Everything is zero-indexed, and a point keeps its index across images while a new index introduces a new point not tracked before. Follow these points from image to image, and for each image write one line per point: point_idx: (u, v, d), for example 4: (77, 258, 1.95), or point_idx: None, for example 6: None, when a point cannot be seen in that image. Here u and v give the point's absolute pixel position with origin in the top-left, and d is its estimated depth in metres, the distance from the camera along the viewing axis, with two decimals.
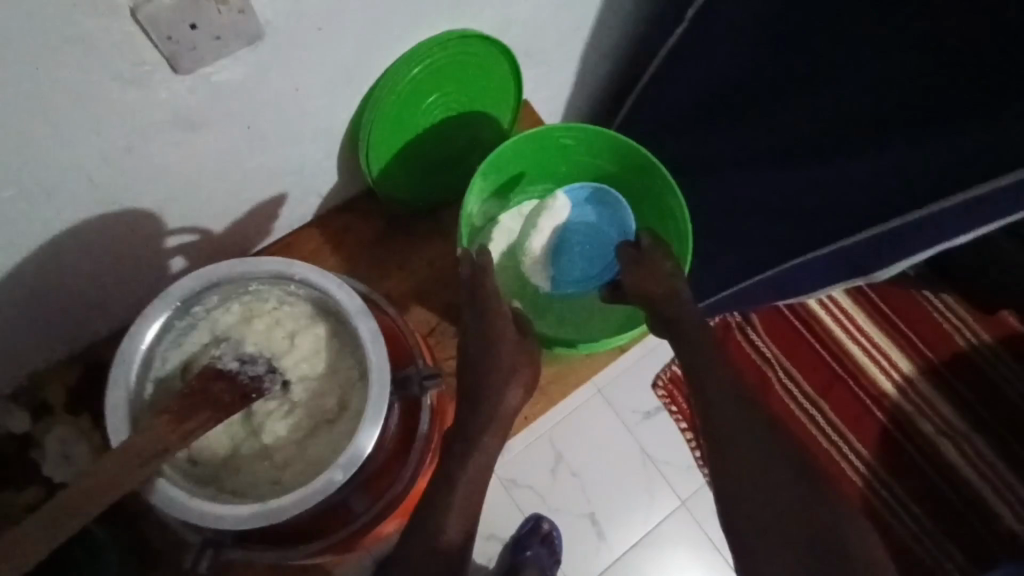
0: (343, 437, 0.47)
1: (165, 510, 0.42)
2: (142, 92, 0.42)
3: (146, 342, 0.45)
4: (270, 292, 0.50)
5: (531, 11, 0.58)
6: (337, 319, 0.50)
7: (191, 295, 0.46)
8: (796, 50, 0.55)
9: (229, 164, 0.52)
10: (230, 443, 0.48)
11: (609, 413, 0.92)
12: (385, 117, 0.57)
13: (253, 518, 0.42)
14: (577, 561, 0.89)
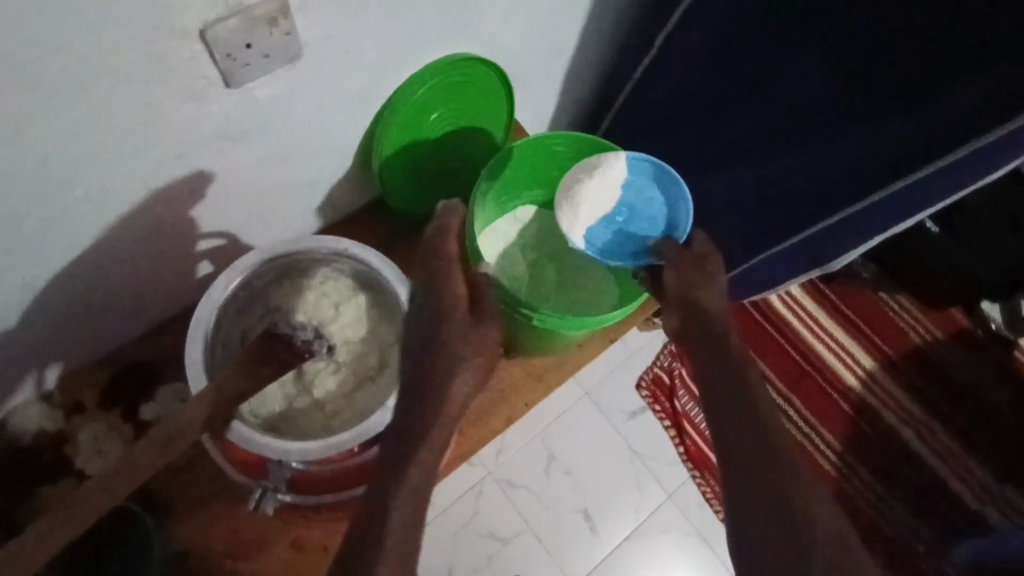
0: (383, 388, 0.70)
1: (242, 443, 0.61)
2: (199, 103, 0.59)
3: (218, 309, 0.66)
4: (318, 271, 0.72)
5: (514, 49, 0.86)
6: (373, 291, 0.73)
7: (254, 269, 0.68)
8: (748, 70, 0.89)
9: (255, 168, 0.71)
10: (288, 397, 0.70)
11: (598, 414, 1.37)
12: (399, 128, 0.82)
13: (316, 450, 0.62)
14: (579, 550, 1.29)
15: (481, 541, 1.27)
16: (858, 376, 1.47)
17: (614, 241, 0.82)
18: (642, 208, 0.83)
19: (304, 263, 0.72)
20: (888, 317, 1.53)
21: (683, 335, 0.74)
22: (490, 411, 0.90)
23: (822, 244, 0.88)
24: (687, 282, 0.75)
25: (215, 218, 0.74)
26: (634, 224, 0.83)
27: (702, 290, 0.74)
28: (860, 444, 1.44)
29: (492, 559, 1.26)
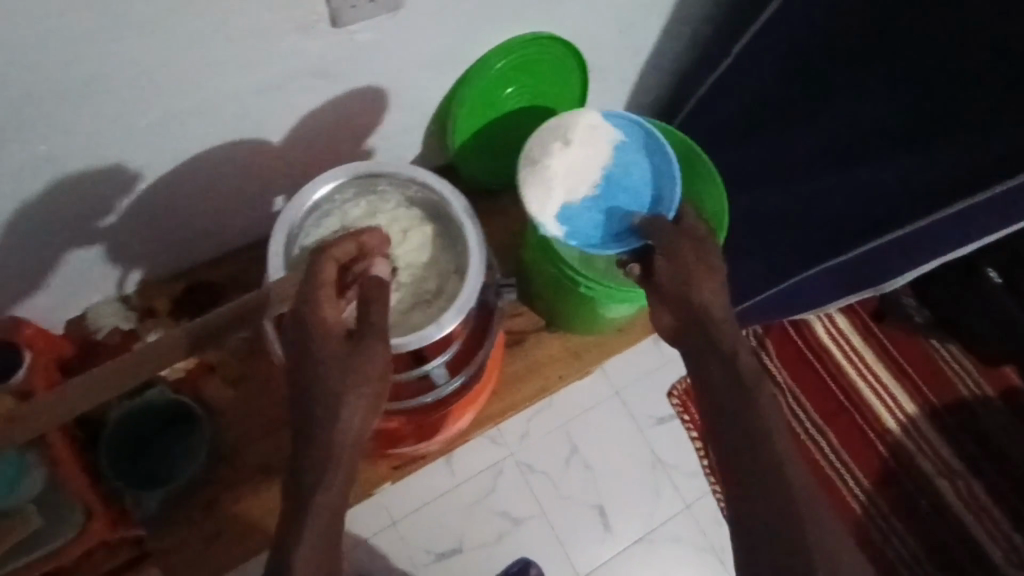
0: (435, 312, 0.72)
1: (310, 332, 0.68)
2: (305, 38, 0.65)
3: (299, 212, 0.70)
4: (392, 196, 0.76)
5: (595, 38, 0.90)
6: (440, 221, 0.76)
7: (335, 182, 0.72)
8: (821, 86, 0.90)
9: (342, 112, 0.77)
10: None
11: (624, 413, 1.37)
12: (475, 97, 0.86)
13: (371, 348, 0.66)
14: (589, 542, 1.29)
15: (493, 516, 1.28)
16: (898, 418, 1.44)
17: (594, 217, 0.79)
18: (628, 183, 0.80)
19: (380, 188, 0.75)
20: (936, 365, 1.49)
21: (688, 333, 0.68)
22: (524, 379, 0.94)
23: (871, 264, 0.87)
24: (684, 274, 0.67)
25: (298, 154, 0.80)
26: (617, 199, 0.80)
27: (704, 286, 0.66)
28: (890, 488, 1.40)
29: (501, 534, 1.27)
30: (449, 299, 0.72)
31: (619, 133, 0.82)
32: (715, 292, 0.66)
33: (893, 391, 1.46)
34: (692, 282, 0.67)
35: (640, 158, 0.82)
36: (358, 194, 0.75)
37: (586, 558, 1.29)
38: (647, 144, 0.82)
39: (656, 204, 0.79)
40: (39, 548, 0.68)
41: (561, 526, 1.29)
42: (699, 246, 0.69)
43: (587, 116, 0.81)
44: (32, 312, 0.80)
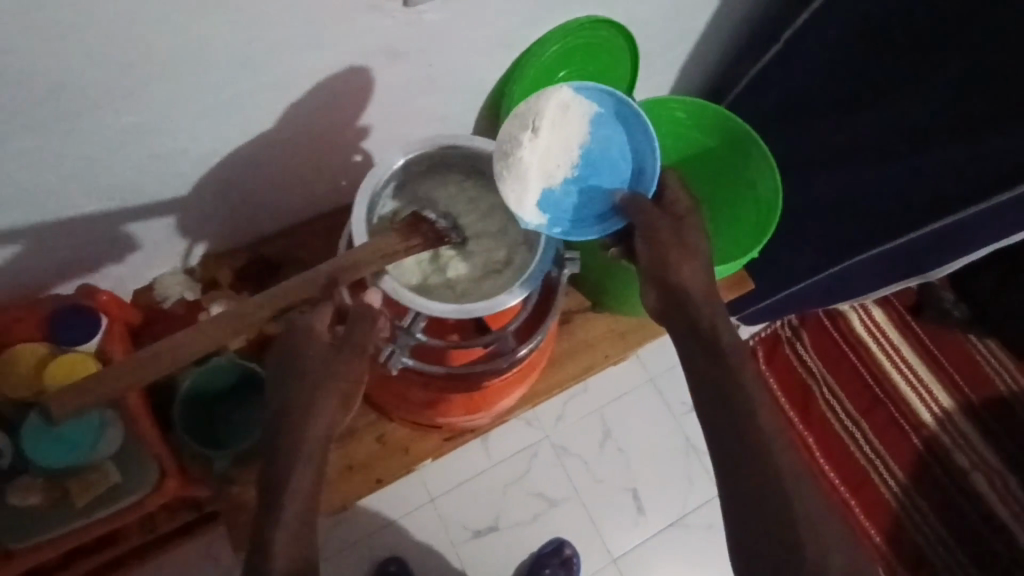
0: (508, 280, 0.74)
1: (392, 295, 0.68)
2: (379, 16, 0.67)
3: (379, 181, 0.72)
4: (462, 169, 0.78)
5: (651, 23, 0.91)
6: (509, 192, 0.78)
7: (412, 154, 0.74)
8: (875, 72, 0.90)
9: (407, 92, 0.79)
10: (420, 274, 0.74)
11: (657, 398, 1.38)
12: (530, 79, 0.88)
13: (455, 312, 0.68)
14: (624, 524, 1.31)
15: (529, 496, 1.29)
16: (934, 412, 1.42)
17: (574, 203, 0.75)
18: (604, 159, 0.76)
19: (451, 161, 0.77)
20: (971, 357, 1.47)
21: (665, 316, 0.71)
22: (572, 358, 0.96)
23: (925, 250, 0.88)
24: (660, 259, 0.71)
25: (361, 133, 0.83)
26: (595, 178, 0.75)
27: (680, 270, 0.70)
28: (925, 480, 1.39)
29: (536, 513, 1.29)
30: (519, 270, 0.74)
31: (589, 103, 0.75)
32: (688, 275, 0.70)
33: (930, 384, 1.44)
34: (667, 265, 0.70)
35: (615, 129, 0.76)
36: (430, 166, 0.77)
37: (620, 540, 1.30)
38: (620, 111, 0.76)
39: (638, 178, 0.75)
40: (121, 500, 0.72)
41: (596, 507, 1.31)
42: (676, 230, 0.72)
43: (559, 89, 0.74)
44: (106, 279, 0.83)
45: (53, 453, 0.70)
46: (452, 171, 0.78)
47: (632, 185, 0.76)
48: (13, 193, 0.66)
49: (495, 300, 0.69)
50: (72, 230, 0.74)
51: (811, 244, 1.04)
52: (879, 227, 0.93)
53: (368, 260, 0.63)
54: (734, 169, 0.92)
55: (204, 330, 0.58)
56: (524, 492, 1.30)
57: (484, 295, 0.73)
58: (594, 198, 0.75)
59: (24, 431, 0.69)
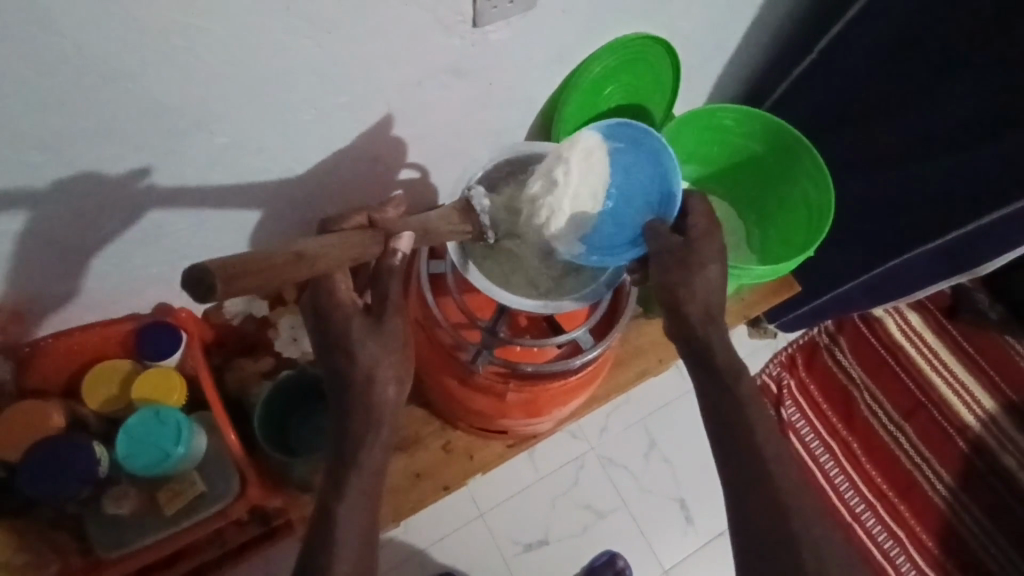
0: (588, 279, 0.77)
1: (480, 285, 0.71)
2: (447, 35, 0.71)
3: (472, 179, 0.76)
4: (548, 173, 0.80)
5: (690, 42, 0.95)
6: None
7: (502, 157, 0.78)
8: (904, 79, 0.94)
9: (463, 109, 0.83)
10: (501, 270, 0.76)
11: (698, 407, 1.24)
12: (579, 95, 0.91)
13: (535, 306, 0.71)
14: (673, 538, 1.16)
15: (575, 509, 1.15)
16: (978, 414, 1.35)
17: (606, 230, 0.75)
18: (632, 185, 0.75)
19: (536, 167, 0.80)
20: (1009, 357, 1.39)
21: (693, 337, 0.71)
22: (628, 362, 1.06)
23: (971, 248, 0.90)
24: (670, 284, 0.69)
25: (419, 149, 0.86)
26: (625, 205, 0.75)
27: (682, 293, 0.69)
28: (975, 484, 1.31)
29: (582, 528, 1.14)
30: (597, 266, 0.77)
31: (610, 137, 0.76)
32: (700, 294, 0.69)
33: (973, 387, 1.37)
34: (695, 290, 0.69)
35: (641, 158, 0.76)
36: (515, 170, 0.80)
37: (670, 550, 1.16)
38: (642, 139, 0.76)
39: (666, 201, 0.74)
40: (202, 512, 0.78)
41: (646, 520, 1.16)
42: (686, 251, 0.70)
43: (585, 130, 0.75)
44: (180, 298, 0.88)
45: (149, 458, 0.74)
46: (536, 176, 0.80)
47: (659, 209, 0.75)
48: (108, 218, 0.71)
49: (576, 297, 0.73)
50: (153, 252, 0.79)
51: (852, 248, 1.07)
52: (917, 227, 0.95)
53: (445, 232, 0.66)
54: (777, 170, 0.97)
55: (334, 250, 0.55)
56: (570, 503, 1.16)
57: (564, 294, 0.76)
58: (620, 227, 0.75)
59: (131, 421, 0.74)
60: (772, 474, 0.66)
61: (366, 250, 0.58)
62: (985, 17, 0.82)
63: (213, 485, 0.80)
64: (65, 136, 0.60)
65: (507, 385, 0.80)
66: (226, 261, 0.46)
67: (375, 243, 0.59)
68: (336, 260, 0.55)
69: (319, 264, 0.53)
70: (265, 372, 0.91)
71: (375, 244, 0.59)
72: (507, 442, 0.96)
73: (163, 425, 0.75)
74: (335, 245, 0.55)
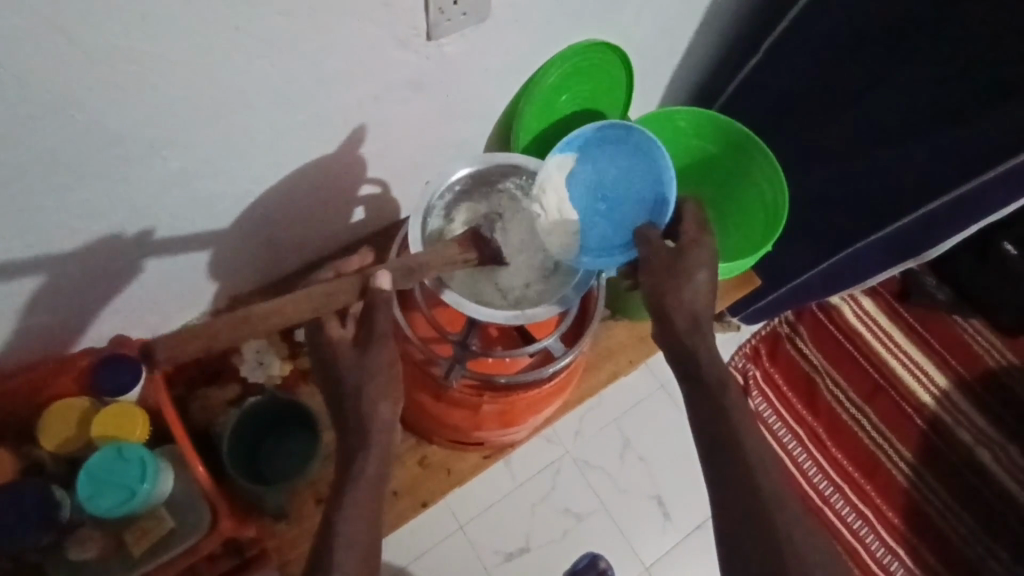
0: (557, 286, 0.77)
1: (453, 302, 0.71)
2: (405, 49, 0.71)
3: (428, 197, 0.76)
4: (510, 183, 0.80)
5: (641, 48, 0.97)
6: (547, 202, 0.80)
7: (460, 174, 0.78)
8: (846, 76, 0.98)
9: (422, 123, 0.83)
10: (471, 282, 0.76)
11: (670, 404, 1.26)
12: (535, 104, 0.92)
13: (508, 317, 0.72)
14: (652, 536, 1.17)
15: (555, 513, 1.15)
16: (932, 392, 1.40)
17: (602, 235, 0.79)
18: (630, 190, 0.80)
19: (495, 180, 0.80)
20: (958, 336, 1.45)
21: (668, 336, 0.71)
22: (601, 365, 1.16)
23: (918, 237, 0.94)
24: (659, 290, 0.70)
25: (381, 163, 0.85)
26: (621, 210, 0.79)
27: (671, 294, 0.70)
28: (934, 459, 1.36)
29: (563, 532, 1.14)
30: (568, 273, 0.78)
31: (610, 139, 0.80)
32: (687, 299, 0.70)
33: (927, 367, 1.42)
34: (669, 295, 0.70)
35: (638, 160, 0.80)
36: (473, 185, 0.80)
37: (650, 546, 1.17)
38: (638, 141, 0.79)
39: (660, 206, 0.77)
40: (170, 551, 0.75)
41: (625, 520, 1.17)
42: (673, 260, 0.71)
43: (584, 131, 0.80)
44: (139, 328, 0.85)
45: (109, 499, 0.71)
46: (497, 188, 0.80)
47: (654, 214, 0.77)
48: (61, 252, 0.68)
49: (550, 304, 0.74)
50: (110, 281, 0.76)
51: (807, 240, 1.10)
52: (868, 216, 0.99)
53: (435, 265, 0.64)
54: (730, 168, 1.00)
55: (293, 304, 0.57)
56: (551, 509, 1.16)
57: (535, 302, 0.75)
58: (616, 231, 0.78)
59: (92, 459, 0.71)
60: (742, 466, 0.67)
61: (333, 299, 0.59)
62: (916, 16, 0.87)
63: (183, 518, 0.77)
64: (14, 170, 0.58)
65: (482, 398, 0.80)
66: (179, 335, 0.54)
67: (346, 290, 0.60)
68: (297, 313, 0.57)
69: (272, 320, 0.56)
70: (232, 400, 0.88)
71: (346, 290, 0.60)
72: (483, 452, 0.95)
73: (126, 463, 0.72)
74: (300, 300, 0.57)
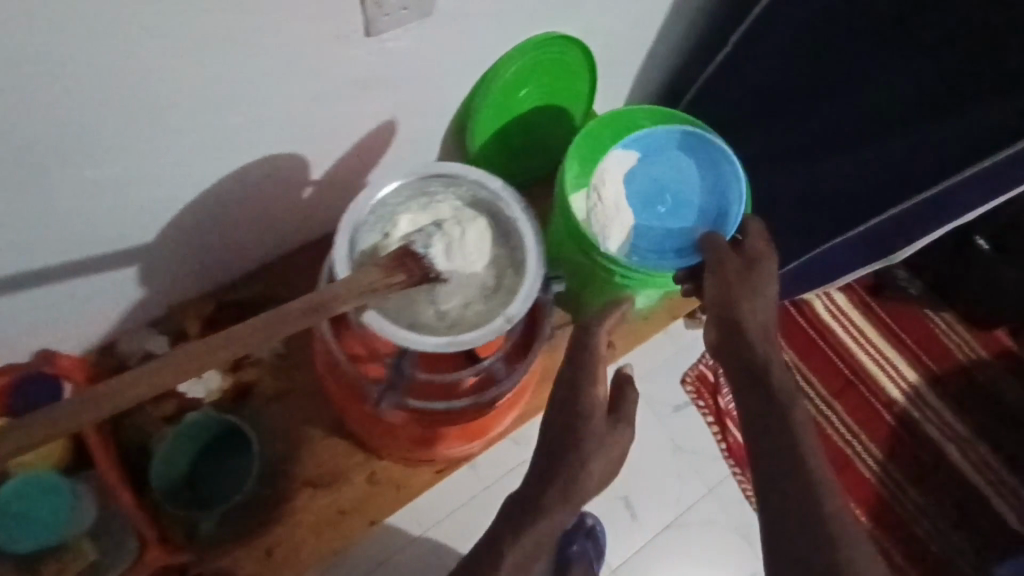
0: (500, 305, 0.69)
1: (381, 330, 0.65)
2: (342, 47, 0.66)
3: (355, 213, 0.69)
4: (445, 195, 0.74)
5: (604, 40, 0.92)
6: (492, 211, 0.73)
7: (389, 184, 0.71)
8: (816, 73, 0.94)
9: (371, 123, 0.78)
10: (406, 309, 0.69)
11: (641, 401, 1.23)
12: (492, 100, 0.87)
13: (441, 345, 0.65)
14: (620, 535, 1.16)
15: None
16: (902, 388, 1.40)
17: (661, 232, 0.87)
18: (692, 198, 0.89)
19: (431, 191, 0.74)
20: (930, 332, 1.44)
21: (725, 346, 0.70)
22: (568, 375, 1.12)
23: (888, 237, 0.91)
24: (727, 299, 0.71)
25: (326, 164, 0.81)
26: (681, 212, 0.89)
27: (743, 306, 0.70)
28: (902, 455, 1.36)
29: None
30: (511, 291, 0.70)
31: (681, 151, 0.90)
32: (752, 314, 0.70)
33: (898, 362, 1.41)
34: (735, 303, 0.71)
35: (704, 172, 0.90)
36: (406, 197, 0.73)
37: (617, 548, 1.15)
38: (711, 156, 0.89)
39: (722, 218, 0.87)
40: None
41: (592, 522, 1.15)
42: (745, 271, 0.73)
43: (657, 133, 0.90)
44: (66, 341, 0.80)
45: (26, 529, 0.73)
46: (433, 200, 0.74)
47: (714, 223, 0.87)
48: None
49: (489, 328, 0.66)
50: (32, 294, 0.71)
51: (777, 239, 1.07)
52: (838, 217, 0.96)
53: (344, 295, 0.57)
54: None
55: (167, 371, 0.50)
56: None
57: (474, 325, 0.69)
58: (675, 230, 0.87)
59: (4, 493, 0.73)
60: None
61: (213, 359, 0.52)
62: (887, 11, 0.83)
63: (107, 547, 0.76)
64: None
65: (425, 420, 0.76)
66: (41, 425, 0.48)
67: (235, 346, 0.52)
68: (173, 378, 0.51)
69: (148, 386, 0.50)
70: (169, 416, 0.83)
71: (235, 346, 0.52)
72: (436, 467, 0.89)
73: (41, 493, 0.74)
74: (182, 357, 0.51)
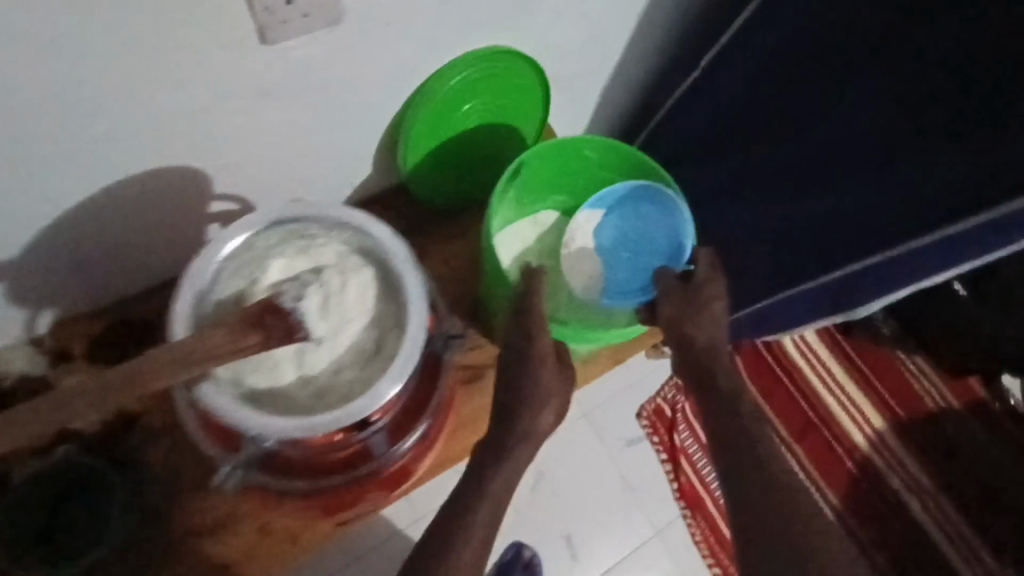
0: (374, 374, 0.64)
1: (215, 409, 0.59)
2: (231, 53, 0.58)
3: (213, 257, 0.64)
4: (326, 234, 0.67)
5: (559, 57, 0.84)
6: (378, 261, 0.67)
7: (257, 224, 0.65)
8: None
9: (282, 137, 0.70)
10: (268, 373, 0.64)
11: (592, 435, 1.15)
12: (426, 118, 0.79)
13: (293, 430, 0.60)
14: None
15: None
16: (867, 435, 1.33)
17: (631, 279, 0.85)
18: (652, 238, 0.84)
19: (310, 231, 0.67)
20: (901, 376, 1.36)
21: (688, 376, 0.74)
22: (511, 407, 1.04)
23: (845, 293, 0.76)
24: (681, 316, 0.74)
25: (232, 179, 0.72)
26: (645, 253, 0.85)
27: (692, 330, 0.74)
28: (861, 505, 1.30)
29: None
30: (388, 358, 0.64)
31: (632, 192, 0.84)
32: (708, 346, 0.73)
33: (864, 408, 1.34)
34: (687, 330, 0.74)
35: (657, 210, 0.83)
36: (281, 235, 0.67)
37: None
38: (656, 194, 0.82)
39: (679, 250, 0.82)
40: None
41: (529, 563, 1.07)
42: (692, 291, 0.76)
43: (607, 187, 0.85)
44: None
45: None
46: (312, 237, 0.67)
47: (674, 258, 0.82)
48: None
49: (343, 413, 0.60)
50: None
51: None
52: None
53: (176, 360, 0.55)
54: None
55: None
56: None
57: (340, 397, 0.63)
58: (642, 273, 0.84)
59: None
60: None
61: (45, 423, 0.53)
62: None
63: None
64: None
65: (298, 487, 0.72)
66: None
67: (69, 409, 0.54)
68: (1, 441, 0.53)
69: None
70: (38, 450, 0.76)
71: (68, 410, 0.54)
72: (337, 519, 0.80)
73: None
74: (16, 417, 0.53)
